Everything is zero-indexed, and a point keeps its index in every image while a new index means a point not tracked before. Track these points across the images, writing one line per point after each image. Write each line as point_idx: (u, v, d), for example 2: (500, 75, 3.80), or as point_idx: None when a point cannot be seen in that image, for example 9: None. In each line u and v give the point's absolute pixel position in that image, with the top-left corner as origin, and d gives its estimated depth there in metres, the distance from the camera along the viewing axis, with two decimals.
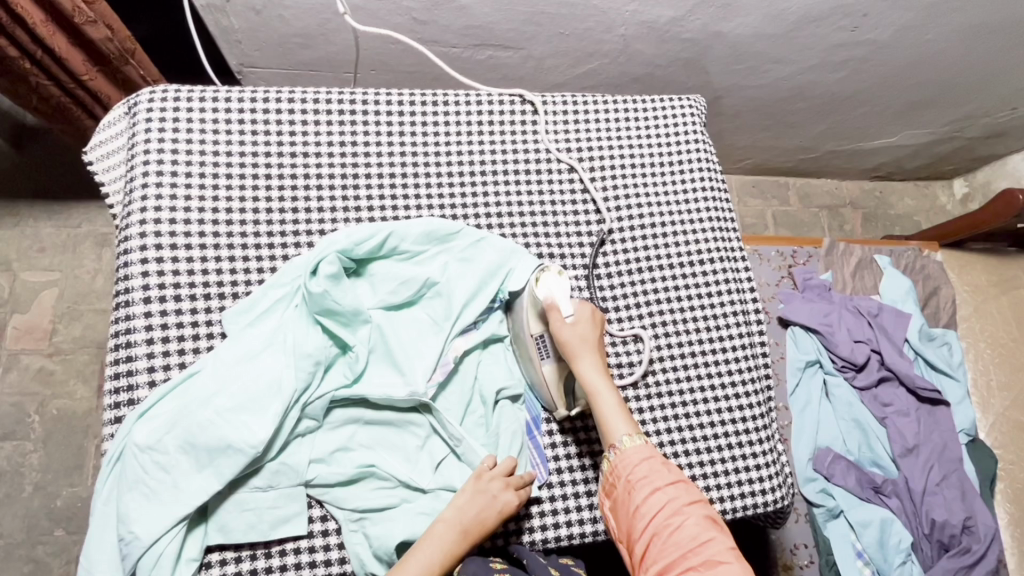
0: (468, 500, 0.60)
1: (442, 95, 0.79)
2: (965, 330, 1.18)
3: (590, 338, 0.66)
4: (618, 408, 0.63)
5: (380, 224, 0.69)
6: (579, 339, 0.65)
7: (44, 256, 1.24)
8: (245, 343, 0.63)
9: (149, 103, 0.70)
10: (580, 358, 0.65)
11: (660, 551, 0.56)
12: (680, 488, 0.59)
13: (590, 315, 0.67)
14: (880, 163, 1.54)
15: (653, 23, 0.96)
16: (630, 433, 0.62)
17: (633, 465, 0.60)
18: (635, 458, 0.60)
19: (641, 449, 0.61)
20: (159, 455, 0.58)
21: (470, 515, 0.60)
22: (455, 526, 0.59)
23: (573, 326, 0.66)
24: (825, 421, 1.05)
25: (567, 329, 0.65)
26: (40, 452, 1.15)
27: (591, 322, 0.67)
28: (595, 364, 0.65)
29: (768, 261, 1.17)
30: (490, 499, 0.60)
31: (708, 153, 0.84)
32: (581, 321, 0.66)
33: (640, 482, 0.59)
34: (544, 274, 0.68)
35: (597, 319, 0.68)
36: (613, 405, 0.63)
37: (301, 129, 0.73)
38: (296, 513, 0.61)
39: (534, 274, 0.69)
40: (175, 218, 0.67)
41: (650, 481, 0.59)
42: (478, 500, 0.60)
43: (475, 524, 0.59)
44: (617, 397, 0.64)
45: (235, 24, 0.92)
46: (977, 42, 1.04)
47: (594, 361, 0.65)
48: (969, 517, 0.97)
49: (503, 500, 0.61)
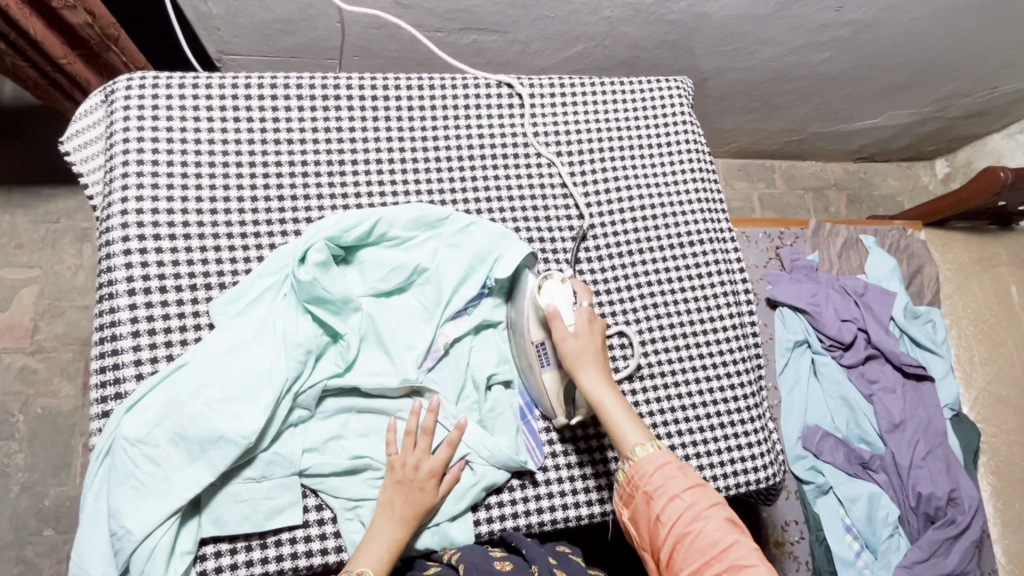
0: (394, 486, 0.61)
1: (428, 80, 0.78)
2: (948, 308, 1.20)
3: (591, 348, 0.64)
4: (628, 417, 0.61)
5: (368, 211, 0.68)
6: (580, 351, 0.63)
7: (22, 253, 1.21)
8: (234, 333, 0.62)
9: (127, 91, 0.69)
10: (583, 371, 0.63)
11: (685, 558, 0.55)
12: (698, 492, 0.58)
13: (590, 324, 0.65)
14: (864, 145, 1.56)
15: (639, 5, 0.95)
16: (642, 441, 0.60)
17: (649, 474, 0.59)
18: (651, 467, 0.59)
19: (654, 458, 0.59)
20: (150, 448, 0.57)
21: (401, 498, 0.60)
22: (394, 516, 0.60)
23: (574, 337, 0.63)
24: (813, 400, 1.07)
25: (569, 341, 0.63)
26: (25, 451, 1.13)
27: (592, 330, 0.64)
28: (599, 375, 0.63)
29: (756, 243, 1.18)
30: (412, 475, 0.61)
31: (696, 135, 0.84)
32: (583, 331, 0.64)
33: (657, 491, 0.58)
34: (545, 283, 0.66)
35: (599, 328, 0.65)
36: (623, 415, 0.61)
37: (286, 115, 0.72)
38: (291, 503, 0.61)
39: (535, 283, 0.67)
40: (158, 207, 0.65)
41: (667, 489, 0.58)
42: (402, 481, 0.61)
43: (411, 506, 0.60)
44: (625, 407, 0.62)
45: (213, 10, 0.90)
46: (959, 21, 1.05)
47: (598, 372, 0.63)
48: (954, 489, 0.99)
49: (424, 469, 0.61)
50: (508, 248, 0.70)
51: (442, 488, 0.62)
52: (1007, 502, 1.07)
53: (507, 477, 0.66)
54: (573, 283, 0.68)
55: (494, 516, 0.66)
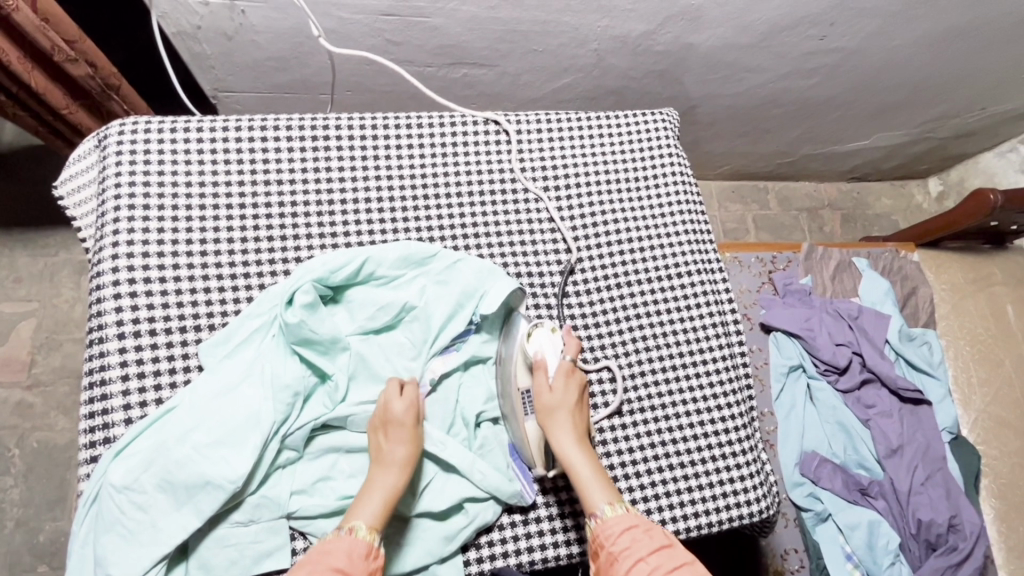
0: (379, 438, 0.60)
1: (415, 119, 0.79)
2: (943, 329, 1.19)
3: (570, 399, 0.64)
4: (595, 474, 0.60)
5: (356, 250, 0.68)
6: (555, 404, 0.63)
7: (20, 286, 1.22)
8: (223, 377, 0.62)
9: (119, 135, 0.70)
10: (556, 424, 0.62)
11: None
12: (663, 555, 0.54)
13: (571, 377, 0.65)
14: (857, 165, 1.57)
15: (625, 37, 0.97)
16: (610, 501, 0.58)
17: (615, 536, 0.56)
18: (617, 528, 0.56)
19: (622, 518, 0.56)
20: (136, 496, 0.57)
21: (387, 448, 0.59)
22: (382, 466, 0.58)
23: (550, 390, 0.64)
24: (810, 426, 1.06)
25: (546, 393, 0.64)
26: (21, 486, 1.13)
27: (570, 383, 0.65)
28: (570, 431, 0.62)
29: (749, 268, 1.18)
30: (390, 424, 0.60)
31: (682, 167, 0.85)
32: (558, 385, 0.64)
33: (623, 554, 0.54)
34: (536, 330, 0.68)
35: (578, 382, 0.65)
36: (590, 474, 0.60)
37: (275, 156, 0.73)
38: (278, 547, 0.60)
39: (527, 329, 0.68)
40: (149, 251, 0.66)
41: (632, 553, 0.54)
42: (384, 432, 0.60)
43: (396, 452, 0.59)
44: (595, 465, 0.61)
45: (208, 50, 0.92)
46: (943, 47, 1.07)
47: (571, 427, 0.62)
48: (956, 515, 0.98)
49: (398, 416, 0.60)
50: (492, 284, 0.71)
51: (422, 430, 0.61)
52: (1011, 527, 1.06)
53: (497, 515, 0.66)
54: (564, 333, 0.69)
55: (484, 556, 0.65)
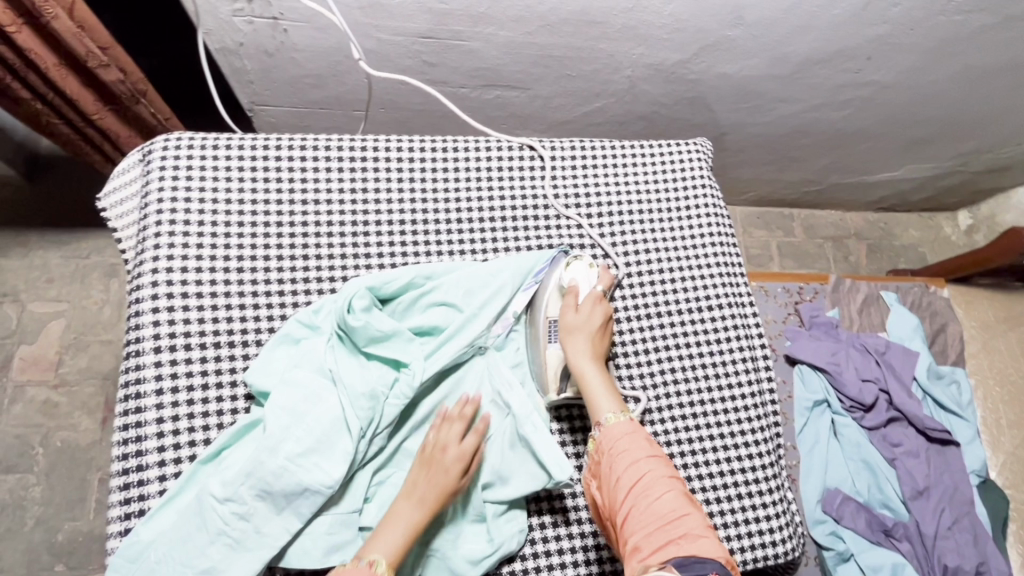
0: (421, 469, 0.61)
1: (451, 142, 0.80)
2: (972, 368, 1.17)
3: (592, 323, 0.68)
4: (606, 389, 0.65)
5: (408, 268, 0.69)
6: (578, 324, 0.68)
7: (52, 286, 1.25)
8: (303, 384, 0.62)
9: (163, 150, 0.71)
10: (575, 341, 0.67)
11: (639, 525, 0.55)
12: (659, 463, 0.59)
13: (599, 304, 0.70)
14: (885, 195, 1.55)
15: (659, 65, 0.97)
16: (615, 411, 0.63)
17: (616, 438, 0.61)
18: (618, 432, 0.61)
19: (624, 425, 0.62)
20: (237, 506, 0.58)
21: (426, 480, 0.60)
22: (414, 497, 0.59)
23: (576, 312, 0.69)
24: (834, 462, 1.04)
25: (571, 315, 0.69)
26: (43, 485, 1.14)
27: (597, 309, 0.69)
28: (589, 349, 0.67)
29: (775, 298, 1.17)
30: (439, 457, 0.61)
31: (715, 198, 0.85)
32: (585, 308, 0.69)
33: (621, 454, 0.60)
34: (574, 261, 0.73)
35: (605, 310, 0.70)
36: (601, 386, 0.65)
37: (312, 175, 0.74)
38: (349, 542, 0.61)
39: (564, 261, 0.73)
40: (187, 266, 0.67)
41: (630, 454, 0.59)
42: (430, 463, 0.61)
43: (432, 488, 0.60)
44: (607, 381, 0.66)
45: (248, 66, 0.94)
46: (981, 82, 1.06)
47: (589, 346, 0.67)
48: (982, 563, 0.96)
49: (451, 454, 0.61)
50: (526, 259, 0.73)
51: (467, 473, 0.62)
52: None
53: (521, 545, 0.65)
54: (599, 270, 0.74)
55: None
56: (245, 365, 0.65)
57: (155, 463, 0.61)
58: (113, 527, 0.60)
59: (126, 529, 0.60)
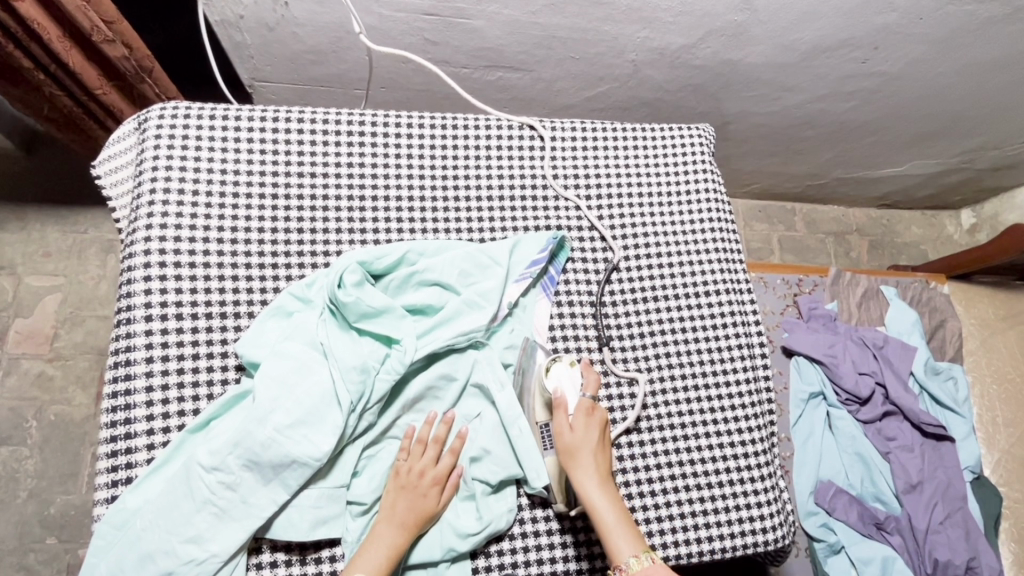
0: (397, 490, 0.61)
1: (450, 120, 0.79)
2: (970, 365, 1.16)
3: (591, 440, 0.62)
4: (621, 523, 0.58)
5: (397, 244, 0.69)
6: (577, 443, 0.61)
7: (49, 260, 1.24)
8: (293, 357, 0.61)
9: (159, 119, 0.71)
10: (577, 466, 0.60)
11: None
12: None
13: (593, 416, 0.63)
14: (889, 191, 1.54)
15: (664, 49, 0.96)
16: (636, 552, 0.56)
17: None
18: None
19: (650, 572, 0.54)
20: (224, 475, 0.57)
21: (403, 502, 0.61)
22: (393, 520, 0.60)
23: (571, 430, 0.62)
24: (827, 454, 1.04)
25: (567, 433, 0.62)
26: (36, 458, 1.14)
27: (591, 422, 0.63)
28: (594, 477, 0.60)
29: (774, 289, 1.17)
30: (416, 481, 0.61)
31: (716, 184, 0.84)
32: (578, 424, 0.62)
33: None
34: (554, 364, 0.65)
35: (602, 423, 0.63)
36: (615, 521, 0.58)
37: (309, 149, 0.73)
38: (335, 515, 0.61)
39: (545, 362, 0.66)
40: (180, 236, 0.67)
41: None
42: (406, 486, 0.61)
43: (410, 511, 0.60)
44: (620, 512, 0.59)
45: (248, 40, 0.93)
46: (989, 77, 1.04)
47: (593, 468, 0.60)
48: (974, 558, 0.96)
49: (428, 480, 0.62)
50: (523, 250, 0.73)
51: (444, 495, 0.63)
52: None
53: (510, 524, 0.65)
54: (583, 368, 0.66)
55: (492, 565, 0.64)
56: (236, 336, 0.65)
57: (144, 431, 0.61)
58: (100, 495, 0.60)
59: (113, 497, 0.60)
